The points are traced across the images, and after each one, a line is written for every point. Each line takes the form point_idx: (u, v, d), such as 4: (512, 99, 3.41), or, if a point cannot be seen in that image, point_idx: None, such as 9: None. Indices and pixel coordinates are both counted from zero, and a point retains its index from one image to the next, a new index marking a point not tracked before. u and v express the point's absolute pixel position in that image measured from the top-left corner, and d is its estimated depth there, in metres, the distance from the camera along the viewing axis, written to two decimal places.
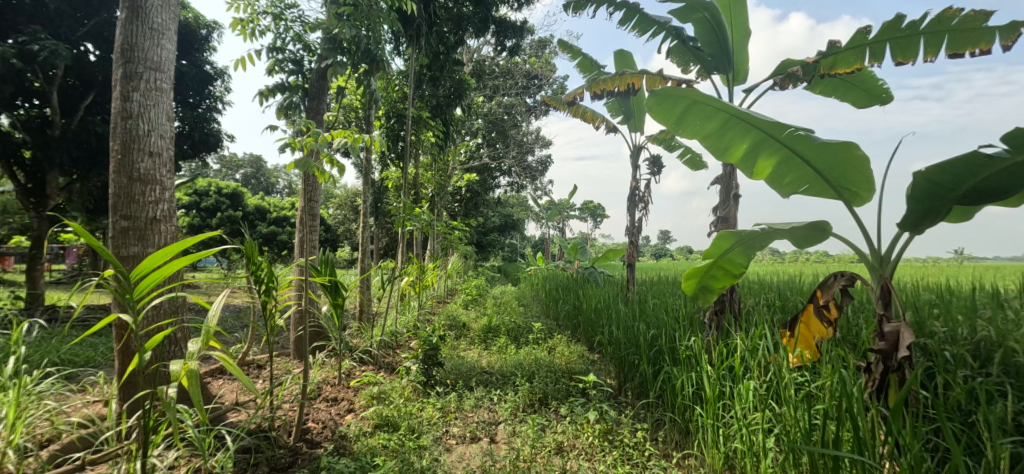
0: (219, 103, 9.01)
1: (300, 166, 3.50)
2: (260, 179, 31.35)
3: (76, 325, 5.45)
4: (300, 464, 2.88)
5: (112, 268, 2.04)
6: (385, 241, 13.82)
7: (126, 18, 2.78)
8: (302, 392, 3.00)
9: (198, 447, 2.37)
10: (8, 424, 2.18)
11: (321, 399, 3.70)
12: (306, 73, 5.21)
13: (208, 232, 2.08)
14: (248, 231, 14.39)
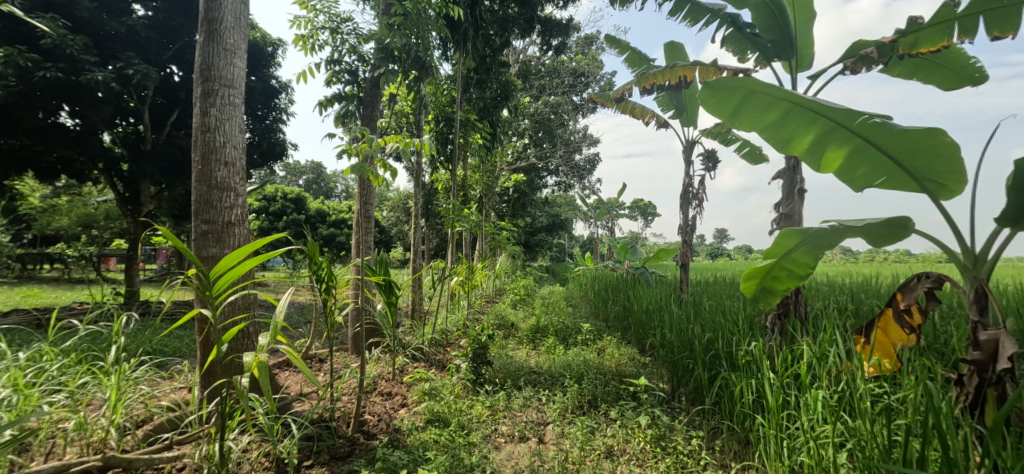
0: (284, 115, 9.62)
1: (356, 171, 3.67)
2: (320, 184, 32.94)
3: (166, 319, 6.01)
4: (358, 454, 3.05)
5: (194, 268, 2.25)
6: (436, 241, 14.24)
7: (204, 41, 3.05)
8: (359, 387, 3.14)
9: (268, 434, 2.63)
10: (110, 406, 2.44)
11: (377, 393, 3.86)
12: (361, 83, 5.46)
13: (275, 236, 2.23)
14: (310, 233, 15.15)
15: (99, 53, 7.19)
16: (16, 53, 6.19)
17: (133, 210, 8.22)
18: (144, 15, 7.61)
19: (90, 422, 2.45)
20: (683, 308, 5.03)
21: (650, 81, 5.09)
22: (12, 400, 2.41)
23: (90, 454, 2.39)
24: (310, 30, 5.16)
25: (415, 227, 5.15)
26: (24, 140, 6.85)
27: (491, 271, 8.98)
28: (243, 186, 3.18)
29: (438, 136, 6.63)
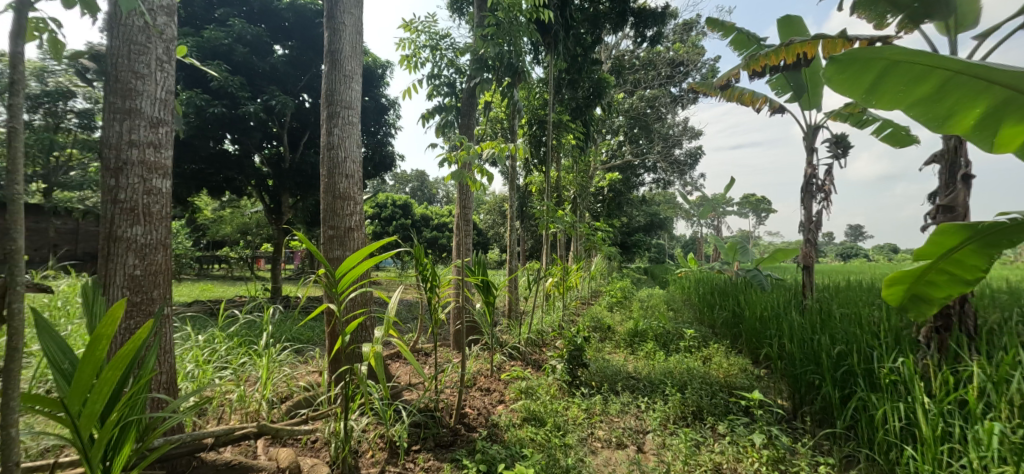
0: (393, 129, 10.34)
1: (455, 177, 3.91)
2: (424, 191, 35.02)
3: (303, 311, 6.88)
4: (460, 444, 3.20)
5: (322, 268, 2.58)
6: (531, 242, 14.62)
7: (329, 69, 3.49)
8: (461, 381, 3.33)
9: (383, 417, 2.88)
10: (261, 383, 2.86)
11: (476, 388, 4.11)
12: (458, 93, 5.81)
13: (386, 240, 2.45)
14: (416, 237, 16.15)
15: (252, 89, 8.39)
16: (193, 95, 7.48)
17: (274, 219, 9.26)
18: (282, 52, 8.71)
19: (248, 395, 2.92)
20: (806, 315, 4.54)
21: (760, 63, 4.72)
22: (193, 373, 2.93)
23: (247, 420, 2.82)
24: (413, 50, 5.61)
25: (512, 228, 5.38)
26: (202, 166, 8.27)
27: (587, 275, 9.02)
28: (360, 195, 3.57)
29: (533, 140, 6.85)
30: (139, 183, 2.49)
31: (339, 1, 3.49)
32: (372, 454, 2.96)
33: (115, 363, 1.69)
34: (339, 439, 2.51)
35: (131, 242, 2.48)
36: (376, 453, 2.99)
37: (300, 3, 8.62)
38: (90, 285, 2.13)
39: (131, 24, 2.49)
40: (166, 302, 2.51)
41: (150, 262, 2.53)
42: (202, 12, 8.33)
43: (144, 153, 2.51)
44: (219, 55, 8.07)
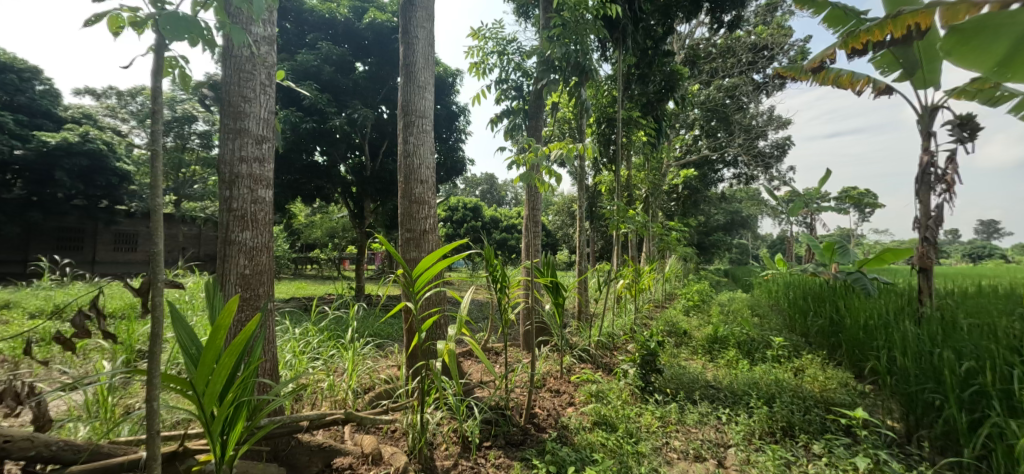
0: (463, 135, 10.66)
1: (524, 178, 3.95)
2: (493, 194, 35.68)
3: (384, 309, 7.32)
4: (529, 443, 3.28)
5: (400, 268, 2.74)
6: (601, 243, 14.53)
7: (405, 82, 3.71)
8: (531, 381, 3.42)
9: (456, 412, 3.00)
10: (348, 374, 3.09)
11: (545, 389, 4.17)
12: (526, 97, 5.93)
13: (459, 242, 2.60)
14: (486, 238, 16.49)
15: (338, 104, 9.03)
16: (288, 114, 8.22)
17: (357, 223, 9.84)
18: (363, 68, 9.29)
19: (336, 385, 3.15)
20: (922, 326, 4.13)
21: (862, 40, 4.27)
22: (291, 362, 3.22)
23: (336, 408, 3.07)
24: (482, 57, 5.79)
25: (581, 229, 5.40)
26: (296, 176, 9.04)
27: (661, 276, 8.81)
28: (435, 199, 3.76)
29: (602, 138, 6.83)
30: (248, 194, 2.77)
31: (412, 17, 3.71)
32: (446, 447, 3.09)
33: (231, 353, 1.77)
34: (416, 429, 2.67)
35: (241, 246, 2.76)
36: (450, 446, 3.11)
37: (377, 20, 9.14)
38: (211, 284, 2.07)
39: (241, 53, 2.77)
40: (270, 298, 2.77)
41: (257, 264, 2.79)
42: (294, 37, 9.10)
43: (251, 167, 2.78)
44: (310, 75, 8.81)
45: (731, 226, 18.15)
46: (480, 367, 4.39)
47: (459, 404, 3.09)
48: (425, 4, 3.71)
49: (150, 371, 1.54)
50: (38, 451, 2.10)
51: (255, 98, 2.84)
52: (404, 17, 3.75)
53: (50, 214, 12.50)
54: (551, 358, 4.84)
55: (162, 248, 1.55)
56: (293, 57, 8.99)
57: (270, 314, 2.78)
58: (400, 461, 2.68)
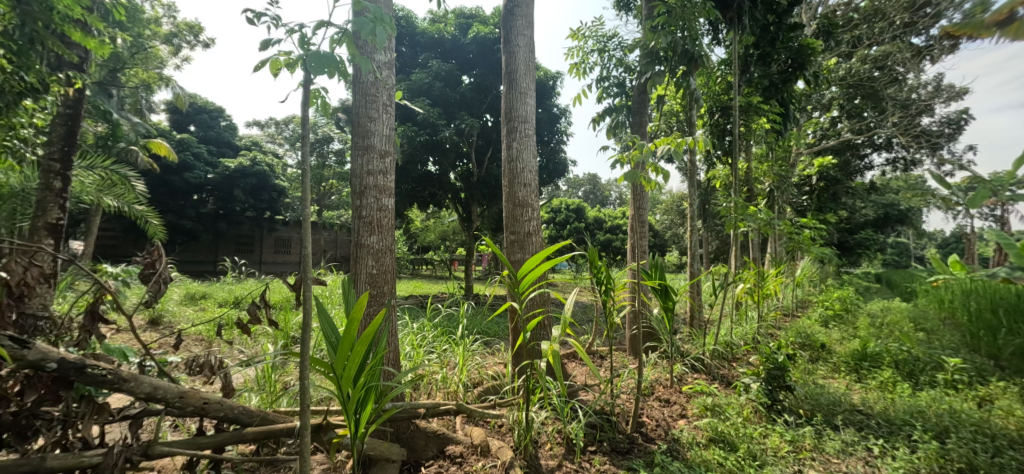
0: (565, 137, 10.78)
1: (628, 178, 3.79)
2: (596, 194, 35.54)
3: (490, 308, 7.66)
4: (637, 453, 3.11)
5: (506, 270, 2.91)
6: (716, 244, 13.88)
7: (507, 90, 3.90)
8: (636, 387, 3.22)
9: (560, 413, 2.92)
10: (459, 368, 3.30)
11: (653, 397, 3.90)
12: (629, 92, 5.89)
13: (560, 245, 2.64)
14: (590, 239, 16.39)
15: (447, 117, 9.59)
16: (404, 128, 8.97)
17: (466, 227, 10.32)
18: (468, 81, 9.77)
19: (448, 378, 3.36)
20: None
21: None
22: (410, 353, 3.52)
23: (449, 399, 3.27)
24: (584, 57, 5.86)
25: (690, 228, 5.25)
26: (413, 185, 9.78)
27: (789, 279, 8.08)
28: (538, 201, 3.88)
29: (715, 130, 6.45)
30: (374, 203, 3.07)
31: (512, 27, 3.90)
32: (551, 447, 2.99)
33: (363, 342, 1.88)
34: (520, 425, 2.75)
35: (370, 248, 3.04)
36: (555, 446, 3.02)
37: (481, 33, 9.58)
38: (345, 280, 2.22)
39: (366, 79, 3.11)
40: (392, 295, 3.01)
41: (380, 265, 3.06)
42: (408, 58, 9.93)
43: (376, 179, 3.08)
44: (422, 92, 9.54)
45: (884, 221, 15.74)
46: (584, 369, 4.35)
47: (563, 405, 3.02)
48: (524, 12, 3.87)
49: (302, 362, 1.60)
50: (230, 413, 2.30)
51: (379, 118, 3.14)
52: (504, 28, 3.95)
53: (229, 223, 15.24)
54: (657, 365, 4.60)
55: (310, 249, 1.59)
56: (408, 76, 9.81)
57: (392, 310, 2.99)
58: (507, 455, 2.76)
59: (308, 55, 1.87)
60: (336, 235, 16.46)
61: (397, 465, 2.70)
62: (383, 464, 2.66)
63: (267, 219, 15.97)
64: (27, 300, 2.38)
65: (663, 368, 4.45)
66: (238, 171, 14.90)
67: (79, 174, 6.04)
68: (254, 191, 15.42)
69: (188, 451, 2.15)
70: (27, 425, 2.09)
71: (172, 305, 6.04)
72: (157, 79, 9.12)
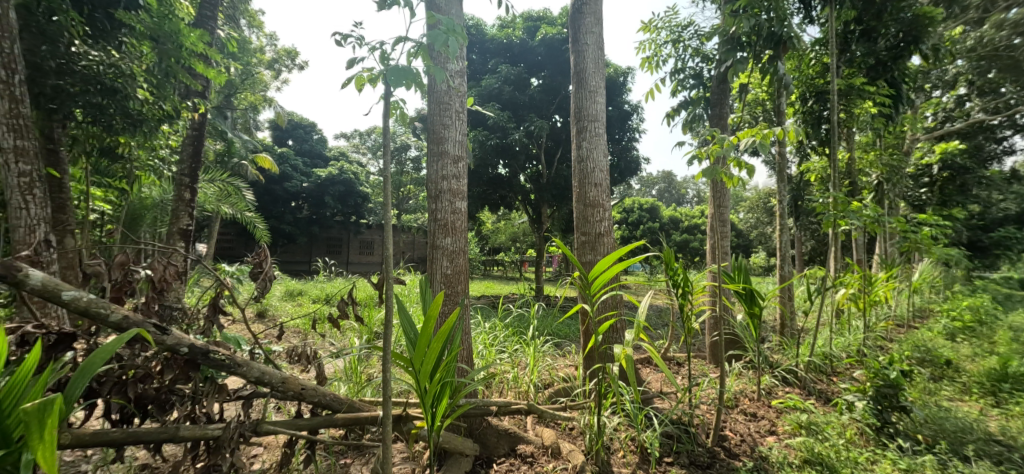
0: (637, 133, 10.55)
1: (709, 175, 3.28)
2: (672, 192, 34.42)
3: (560, 309, 7.61)
4: (718, 468, 2.90)
5: (576, 271, 2.83)
6: (811, 244, 13.01)
7: (576, 89, 3.89)
8: (719, 398, 3.02)
9: (635, 420, 2.77)
10: (530, 368, 3.32)
11: (738, 410, 3.60)
12: (705, 83, 5.65)
13: (636, 245, 2.41)
14: (666, 240, 15.68)
15: (516, 119, 9.74)
16: (477, 133, 9.29)
17: (536, 228, 10.34)
18: (537, 83, 9.84)
19: (520, 377, 3.39)
20: None
21: None
22: (483, 352, 3.60)
23: (520, 399, 3.31)
24: (656, 49, 5.71)
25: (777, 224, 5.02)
26: (485, 188, 10.00)
27: (905, 285, 7.13)
28: (609, 201, 3.84)
29: (808, 117, 5.92)
30: (448, 206, 3.05)
31: (580, 26, 3.87)
32: (624, 455, 2.89)
33: (439, 339, 1.89)
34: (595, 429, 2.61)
35: (444, 250, 3.02)
36: (628, 455, 2.89)
37: (549, 35, 9.57)
38: (422, 279, 2.29)
39: (440, 87, 3.05)
40: (466, 294, 2.95)
41: (455, 265, 3.03)
42: (479, 65, 10.21)
43: (451, 183, 3.06)
44: (493, 97, 9.74)
45: None
46: (658, 376, 4.21)
47: (638, 411, 2.92)
48: (592, 10, 3.83)
49: (383, 356, 1.68)
50: (323, 397, 2.10)
51: (453, 124, 3.11)
52: (572, 27, 3.91)
53: (322, 228, 16.36)
54: (741, 375, 4.19)
55: (392, 250, 1.66)
56: (478, 83, 10.13)
57: (467, 309, 2.94)
58: (578, 459, 2.73)
59: (388, 69, 1.93)
60: (412, 237, 17.10)
61: (470, 460, 2.76)
62: (457, 457, 2.73)
63: (354, 223, 16.98)
64: (167, 292, 2.12)
65: (745, 377, 4.10)
66: (329, 179, 16.05)
67: (202, 186, 6.81)
68: (343, 197, 16.39)
69: (291, 433, 1.95)
70: (161, 402, 1.86)
71: (273, 302, 6.61)
72: (262, 100, 10.15)
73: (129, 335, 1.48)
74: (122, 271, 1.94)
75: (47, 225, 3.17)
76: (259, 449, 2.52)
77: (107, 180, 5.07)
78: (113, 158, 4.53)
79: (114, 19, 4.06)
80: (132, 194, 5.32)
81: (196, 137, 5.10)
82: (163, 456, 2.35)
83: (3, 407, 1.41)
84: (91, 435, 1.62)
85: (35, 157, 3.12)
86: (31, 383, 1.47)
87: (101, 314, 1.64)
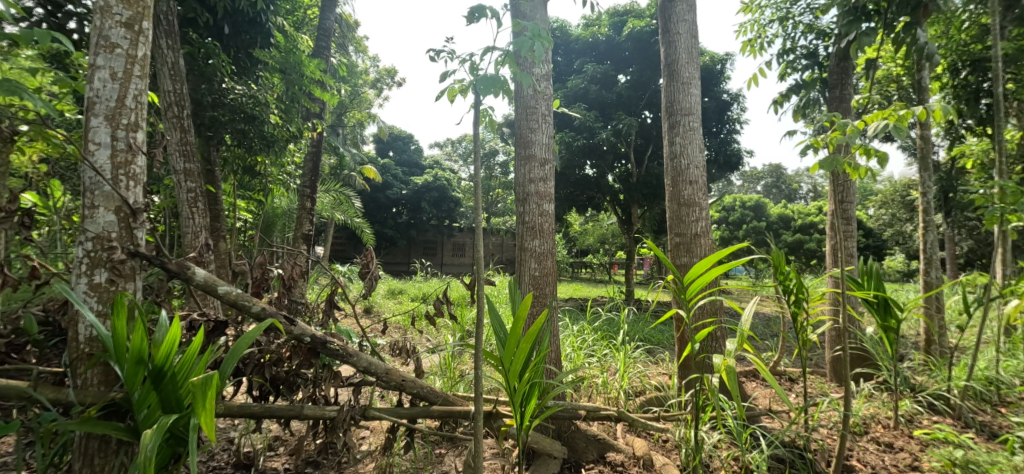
0: (739, 125, 9.64)
1: (826, 167, 2.73)
2: (781, 187, 32.07)
3: (653, 314, 7.19)
4: None
5: (671, 274, 2.38)
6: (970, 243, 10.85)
7: (667, 82, 3.65)
8: (843, 423, 2.48)
9: (738, 438, 2.38)
10: (619, 373, 3.17)
11: (868, 438, 3.06)
12: (821, 63, 5.03)
13: (739, 243, 2.01)
14: (774, 241, 12.74)
15: (604, 118, 9.45)
16: (562, 135, 9.17)
17: (625, 230, 9.83)
18: (625, 79, 9.39)
19: (609, 383, 3.23)
20: None
21: None
22: (571, 356, 3.53)
23: (608, 405, 3.14)
24: (761, 31, 5.30)
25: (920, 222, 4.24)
26: (572, 190, 9.86)
27: None
28: (707, 200, 3.55)
29: (961, 92, 5.02)
30: (536, 208, 3.07)
31: (672, 14, 3.63)
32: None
33: (527, 340, 1.94)
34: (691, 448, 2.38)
35: (532, 251, 3.05)
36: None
37: (636, 28, 9.09)
38: (512, 281, 2.35)
39: (527, 91, 3.11)
40: (554, 296, 2.96)
41: (542, 267, 3.03)
42: (565, 66, 10.17)
43: (538, 186, 3.08)
44: (579, 97, 9.63)
45: None
46: (766, 390, 3.61)
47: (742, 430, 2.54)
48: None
49: (475, 354, 1.76)
50: (422, 390, 2.26)
51: (540, 127, 3.14)
52: (663, 15, 3.70)
53: (419, 231, 17.57)
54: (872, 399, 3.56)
55: (483, 252, 1.76)
56: (565, 84, 10.02)
57: (555, 311, 2.96)
58: None
59: (478, 78, 1.99)
60: (501, 240, 17.64)
61: (558, 462, 2.63)
62: (546, 458, 2.62)
63: (447, 226, 18.01)
64: (294, 288, 2.37)
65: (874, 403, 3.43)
66: (424, 186, 17.32)
67: (320, 195, 7.74)
68: (437, 202, 17.59)
69: (393, 419, 2.13)
70: (290, 383, 2.15)
71: (378, 299, 7.21)
72: (369, 117, 11.15)
73: (268, 324, 1.69)
74: (261, 270, 2.17)
75: (206, 232, 3.89)
76: (367, 432, 2.85)
77: (248, 193, 5.97)
78: (255, 175, 5.45)
79: (253, 57, 5.04)
80: (267, 205, 6.19)
81: (315, 155, 5.83)
82: (291, 430, 2.80)
83: (174, 380, 1.62)
84: (239, 407, 1.93)
85: (199, 177, 3.86)
86: (196, 360, 1.66)
87: (246, 305, 1.94)
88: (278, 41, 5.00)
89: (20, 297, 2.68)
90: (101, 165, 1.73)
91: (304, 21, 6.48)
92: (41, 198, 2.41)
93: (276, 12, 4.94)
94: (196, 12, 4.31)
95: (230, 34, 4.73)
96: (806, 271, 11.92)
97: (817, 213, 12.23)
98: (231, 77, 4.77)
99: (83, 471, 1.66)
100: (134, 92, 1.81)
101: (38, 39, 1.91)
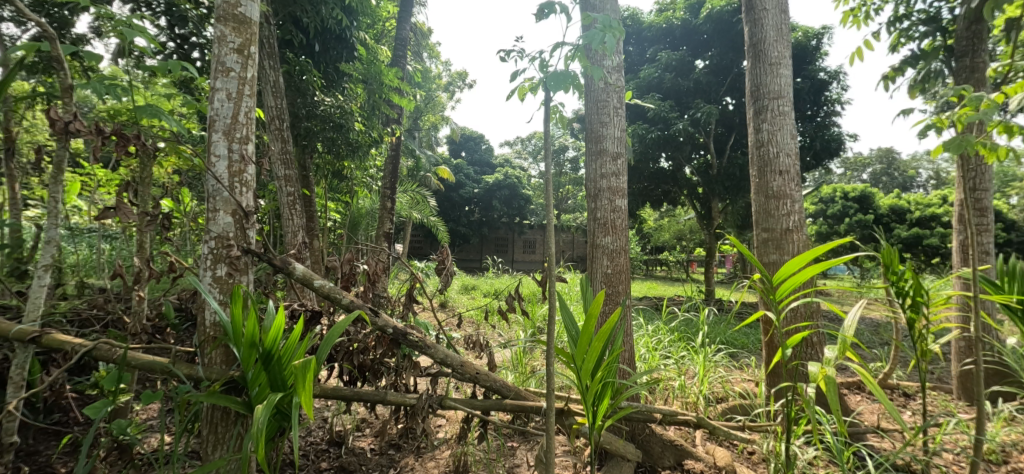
0: (839, 106, 8.60)
1: (954, 149, 2.38)
2: (894, 174, 28.64)
3: (736, 317, 6.70)
4: None
5: (757, 273, 2.13)
6: None
7: (752, 64, 3.36)
8: (974, 448, 2.20)
9: (838, 458, 2.13)
10: (699, 377, 3.02)
11: (1008, 468, 2.67)
12: (943, 28, 4.55)
13: (839, 241, 1.82)
14: (885, 236, 11.00)
15: (680, 107, 8.97)
16: (635, 127, 8.70)
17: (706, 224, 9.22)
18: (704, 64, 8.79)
19: (687, 387, 3.10)
20: None
21: None
22: (646, 356, 3.42)
23: (687, 409, 3.00)
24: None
25: None
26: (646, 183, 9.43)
27: None
28: (799, 191, 3.22)
29: None
30: (608, 204, 2.99)
31: None
32: None
33: (600, 339, 1.92)
34: (780, 464, 2.26)
35: (604, 249, 2.98)
36: None
37: (715, 9, 8.39)
38: (583, 279, 2.33)
39: (598, 85, 3.03)
40: (627, 295, 2.87)
41: (615, 264, 2.96)
42: (637, 55, 9.66)
43: (610, 181, 3.00)
44: (654, 86, 9.17)
45: None
46: (873, 406, 3.31)
47: (844, 449, 2.27)
48: None
49: (546, 351, 1.78)
50: (495, 383, 2.34)
51: (611, 121, 3.04)
52: None
53: (490, 228, 18.11)
54: (1016, 425, 3.00)
55: (553, 249, 1.77)
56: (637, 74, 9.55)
57: (628, 310, 2.88)
58: None
59: (547, 75, 2.01)
60: (574, 237, 17.62)
61: (632, 465, 2.57)
62: (619, 461, 2.56)
63: (518, 224, 18.34)
64: (378, 285, 2.52)
65: (1016, 429, 2.84)
66: (495, 185, 17.78)
67: (398, 196, 8.26)
68: (508, 200, 17.92)
69: (468, 410, 2.22)
70: (375, 371, 2.32)
71: (452, 294, 7.57)
72: (442, 119, 11.57)
73: (356, 315, 1.84)
74: (349, 266, 2.37)
75: (303, 232, 4.35)
76: (443, 421, 3.05)
77: (336, 195, 6.51)
78: (342, 179, 6.01)
79: (339, 71, 5.57)
80: (352, 207, 6.76)
81: (393, 159, 6.18)
82: (375, 414, 3.06)
83: (279, 362, 1.83)
84: (332, 390, 2.12)
85: (296, 182, 4.36)
86: (297, 346, 1.87)
87: (337, 298, 2.13)
88: (360, 54, 5.52)
89: (160, 288, 3.20)
90: (221, 174, 2.00)
91: (382, 32, 6.92)
92: (174, 203, 3.00)
93: (358, 27, 5.41)
94: (292, 33, 4.84)
95: (319, 51, 5.28)
96: (926, 269, 10.38)
97: (941, 203, 10.46)
98: (321, 89, 5.30)
99: (210, 436, 1.95)
100: (245, 109, 2.07)
101: (170, 69, 2.33)
